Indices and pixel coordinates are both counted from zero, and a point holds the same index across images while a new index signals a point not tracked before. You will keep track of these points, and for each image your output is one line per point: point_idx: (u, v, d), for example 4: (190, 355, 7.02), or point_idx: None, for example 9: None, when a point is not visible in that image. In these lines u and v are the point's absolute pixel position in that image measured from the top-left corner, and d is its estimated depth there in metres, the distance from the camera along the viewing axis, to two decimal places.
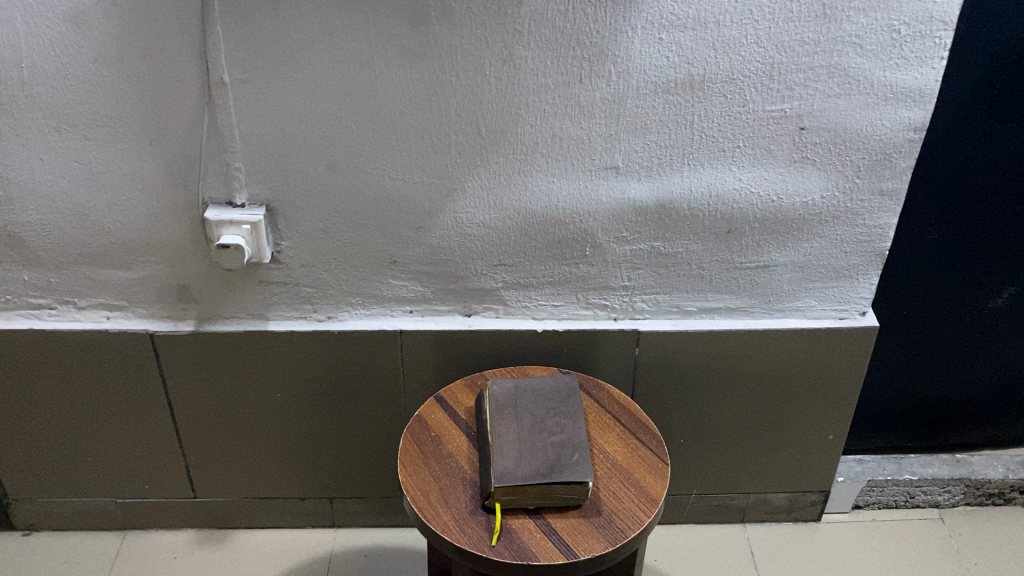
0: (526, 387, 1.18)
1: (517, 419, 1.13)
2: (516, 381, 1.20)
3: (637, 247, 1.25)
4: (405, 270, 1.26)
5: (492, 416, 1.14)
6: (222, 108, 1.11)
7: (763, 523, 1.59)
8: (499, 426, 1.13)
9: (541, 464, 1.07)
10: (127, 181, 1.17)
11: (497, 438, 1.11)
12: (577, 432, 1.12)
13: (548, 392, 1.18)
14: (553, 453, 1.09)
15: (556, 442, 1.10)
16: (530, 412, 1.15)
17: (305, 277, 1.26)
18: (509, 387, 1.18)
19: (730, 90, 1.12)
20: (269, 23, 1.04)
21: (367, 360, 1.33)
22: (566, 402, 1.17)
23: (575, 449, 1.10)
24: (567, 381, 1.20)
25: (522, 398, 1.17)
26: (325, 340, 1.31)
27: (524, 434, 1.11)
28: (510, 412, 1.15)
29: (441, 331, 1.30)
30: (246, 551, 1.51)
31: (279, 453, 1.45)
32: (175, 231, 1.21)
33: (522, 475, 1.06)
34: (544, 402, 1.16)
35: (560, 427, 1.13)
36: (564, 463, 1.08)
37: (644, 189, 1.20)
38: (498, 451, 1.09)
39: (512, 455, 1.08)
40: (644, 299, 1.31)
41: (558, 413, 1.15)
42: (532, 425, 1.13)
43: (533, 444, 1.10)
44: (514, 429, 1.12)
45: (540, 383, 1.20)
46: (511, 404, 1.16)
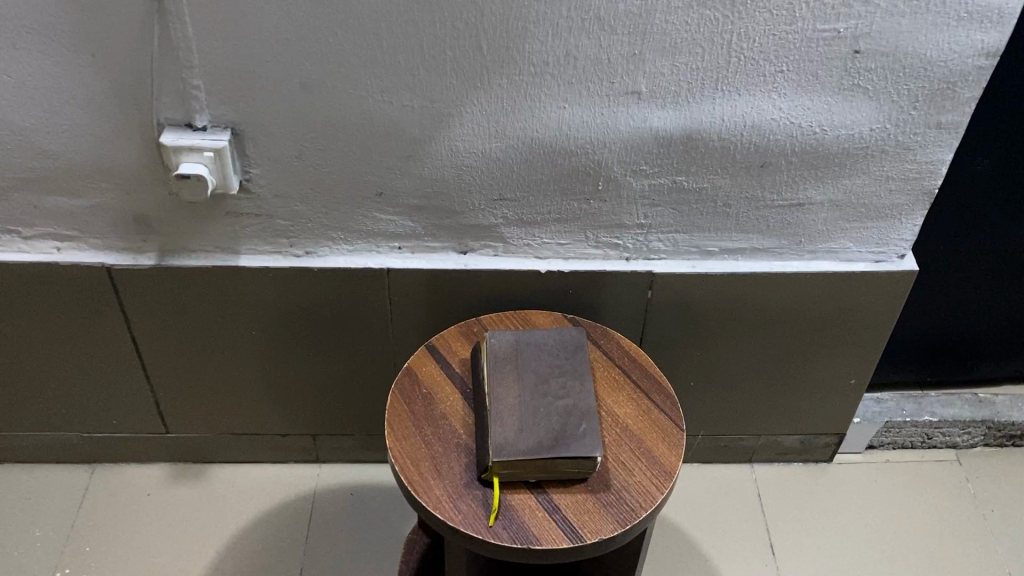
0: (529, 341, 1.06)
1: (519, 380, 1.02)
2: (518, 333, 1.07)
3: (657, 182, 1.10)
4: (393, 203, 1.11)
5: (491, 375, 1.02)
6: (174, 16, 0.93)
7: (770, 465, 1.51)
8: (500, 388, 1.01)
9: (546, 437, 0.96)
10: (67, 99, 1.00)
11: (497, 403, 0.99)
12: (586, 397, 1.01)
13: (552, 348, 1.06)
14: (560, 423, 0.98)
15: (563, 410, 0.99)
16: (533, 371, 1.03)
17: (280, 209, 1.12)
18: (510, 341, 1.06)
19: (777, 4, 0.94)
20: None
21: (350, 298, 1.20)
22: (573, 360, 1.05)
23: (584, 417, 0.98)
24: (575, 334, 1.08)
25: (524, 354, 1.05)
26: (302, 277, 1.17)
27: (527, 399, 1.00)
28: (511, 371, 1.03)
29: (432, 271, 1.16)
30: (225, 488, 1.42)
31: (256, 390, 1.34)
32: (128, 156, 1.05)
33: (524, 451, 0.95)
34: (549, 359, 1.04)
35: (567, 391, 1.01)
36: (572, 436, 0.96)
37: (669, 117, 1.04)
38: (497, 419, 0.98)
39: (513, 425, 0.97)
40: (661, 238, 1.17)
41: (565, 373, 1.03)
42: (537, 388, 1.01)
43: (537, 412, 0.99)
44: (516, 393, 1.01)
45: (544, 336, 1.07)
46: (512, 362, 1.04)
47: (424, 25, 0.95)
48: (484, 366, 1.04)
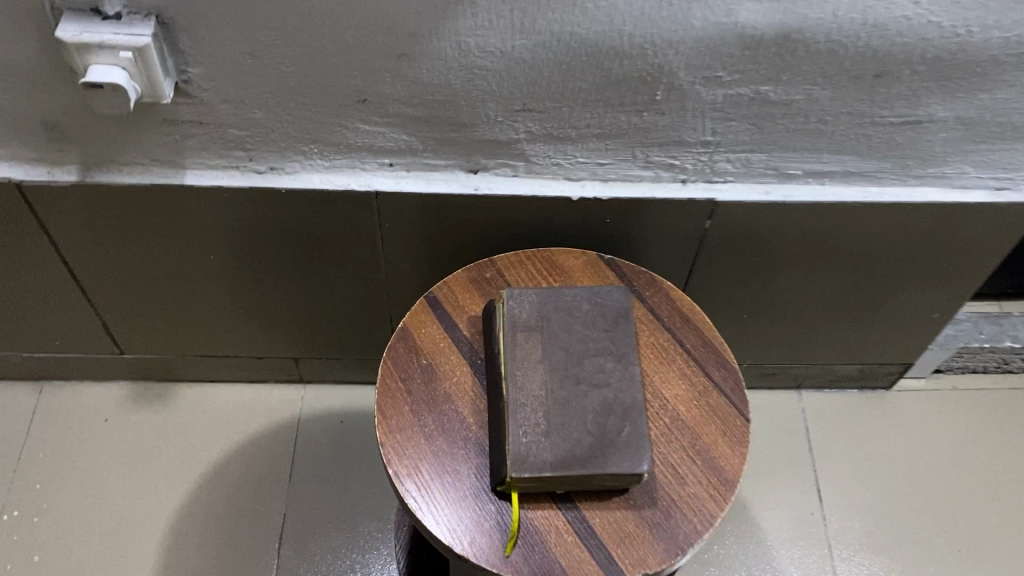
0: (556, 303, 0.83)
1: (545, 361, 0.80)
2: (543, 292, 0.84)
3: (734, 92, 0.82)
4: (381, 112, 0.84)
5: (508, 353, 0.80)
6: None
7: (820, 391, 1.31)
8: (520, 372, 0.79)
9: (581, 445, 0.75)
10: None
11: (517, 395, 0.78)
12: (631, 386, 0.79)
13: (587, 314, 0.83)
14: (598, 426, 0.76)
15: (601, 406, 0.77)
16: (563, 348, 0.81)
17: (233, 117, 0.84)
18: (534, 304, 0.83)
19: None
20: None
21: (329, 221, 0.96)
22: (613, 332, 0.82)
23: (628, 417, 0.77)
24: (615, 292, 0.85)
25: (551, 322, 0.82)
26: (268, 198, 0.92)
27: (555, 389, 0.78)
28: (534, 349, 0.80)
29: (433, 196, 0.91)
30: (194, 413, 1.23)
31: (221, 313, 1.12)
32: (17, 50, 0.77)
33: (553, 466, 0.74)
34: (583, 330, 0.82)
35: (607, 377, 0.79)
36: (613, 444, 0.75)
37: (762, 12, 0.74)
38: (517, 420, 0.76)
39: (537, 427, 0.76)
40: (730, 159, 0.90)
41: (604, 350, 0.81)
42: (567, 374, 0.79)
43: (567, 410, 0.77)
44: (541, 380, 0.79)
45: (576, 296, 0.84)
46: (536, 334, 0.81)
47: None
48: (499, 338, 0.82)
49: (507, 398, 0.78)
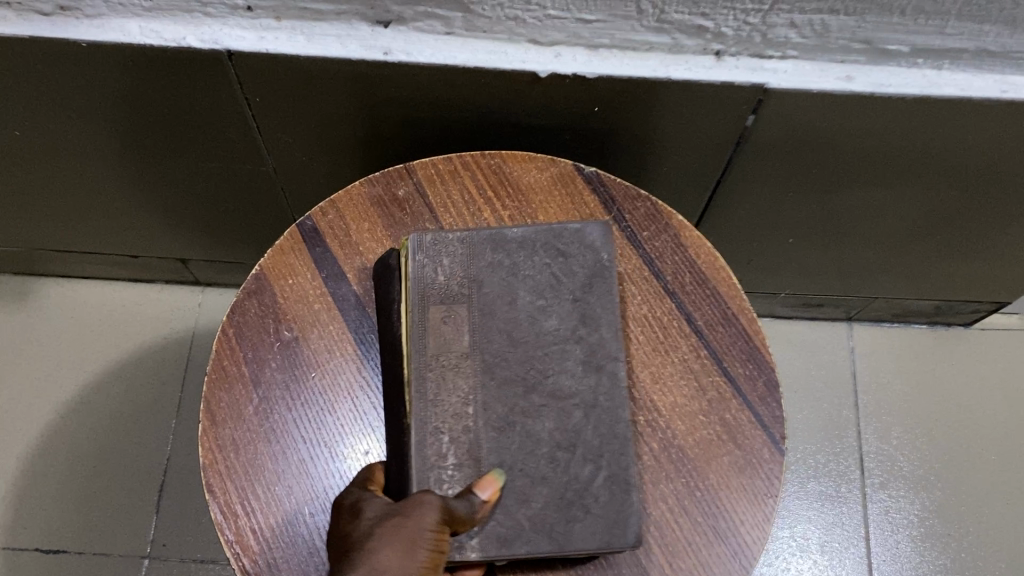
0: (493, 258, 0.53)
1: (473, 356, 0.50)
2: (469, 236, 0.53)
3: None
4: None
5: (416, 344, 0.51)
6: None
7: (879, 324, 1.00)
8: (433, 378, 0.50)
9: (529, 505, 0.48)
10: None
11: (428, 416, 0.49)
12: (611, 399, 0.50)
13: (542, 275, 0.52)
14: (556, 468, 0.48)
15: (564, 434, 0.49)
16: (505, 332, 0.51)
17: None
18: (457, 258, 0.53)
19: None
20: None
21: (177, 92, 0.63)
22: (584, 304, 0.52)
23: (603, 455, 0.49)
24: (585, 232, 0.54)
25: (484, 292, 0.52)
26: (73, 55, 0.60)
27: (489, 406, 0.50)
28: (456, 335, 0.51)
29: (319, 61, 0.58)
30: (63, 317, 0.96)
31: (68, 204, 0.81)
32: None
33: (483, 544, 0.47)
34: (534, 304, 0.52)
35: (575, 382, 0.50)
36: (577, 506, 0.48)
37: None
38: (428, 459, 0.48)
39: (461, 473, 0.48)
40: (796, 23, 0.55)
41: (571, 338, 0.51)
42: (511, 379, 0.50)
43: (507, 442, 0.49)
44: (467, 390, 0.50)
45: (525, 240, 0.53)
46: (460, 309, 0.51)
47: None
48: (403, 317, 0.52)
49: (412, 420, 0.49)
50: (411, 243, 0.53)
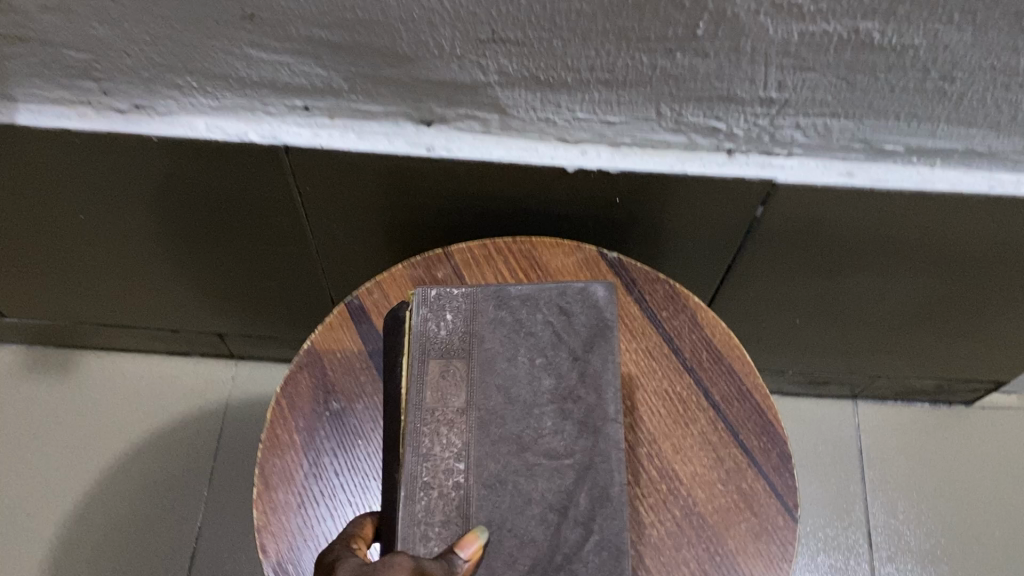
0: (495, 315, 0.56)
1: (469, 412, 0.53)
2: (468, 298, 0.56)
3: (821, 29, 0.52)
4: (277, 35, 0.55)
5: (412, 398, 0.53)
6: None
7: (883, 403, 1.04)
8: (426, 432, 0.52)
9: (518, 571, 0.49)
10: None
11: (420, 469, 0.51)
12: (610, 459, 0.52)
13: (539, 340, 0.55)
14: (546, 531, 0.50)
15: (559, 497, 0.51)
16: (502, 391, 0.54)
17: (63, 32, 0.57)
18: (457, 314, 0.55)
19: None
20: None
21: (232, 180, 0.69)
22: (584, 366, 0.54)
23: (595, 518, 0.51)
24: (590, 293, 0.57)
25: (484, 349, 0.55)
26: (144, 149, 0.66)
27: (482, 463, 0.52)
28: (455, 389, 0.53)
29: (368, 156, 0.64)
30: (102, 388, 1.00)
31: (118, 280, 0.86)
32: None
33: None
34: (532, 363, 0.54)
35: (573, 443, 0.52)
36: (569, 574, 0.49)
37: None
38: (416, 514, 0.50)
39: (450, 530, 0.50)
40: (800, 125, 0.61)
41: (567, 398, 0.54)
42: (507, 438, 0.52)
43: (498, 501, 0.51)
44: (461, 446, 0.52)
45: (525, 299, 0.56)
46: (458, 364, 0.54)
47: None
48: (401, 369, 0.55)
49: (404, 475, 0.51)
50: (416, 297, 0.56)
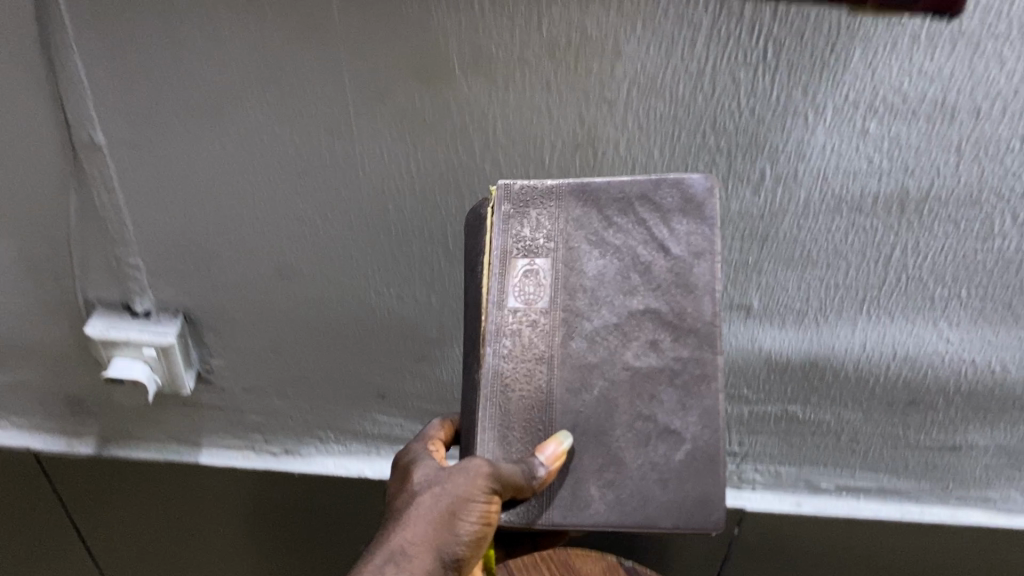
0: (582, 214, 0.57)
1: (553, 314, 0.56)
2: (561, 198, 0.58)
3: (762, 409, 0.80)
4: (400, 406, 0.83)
5: (494, 301, 0.56)
6: (101, 185, 0.67)
7: None
8: (508, 331, 0.56)
9: (603, 477, 0.53)
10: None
11: (503, 366, 0.55)
12: (699, 371, 0.54)
13: (621, 229, 0.57)
14: (636, 441, 0.54)
15: (643, 407, 0.54)
16: (582, 297, 0.56)
17: (252, 402, 0.84)
18: (544, 215, 0.57)
19: (968, 213, 0.64)
20: (164, 65, 0.59)
21: (346, 504, 0.92)
22: (673, 266, 0.56)
23: (688, 428, 0.54)
24: (686, 184, 0.57)
25: (569, 249, 0.57)
26: (286, 480, 0.90)
27: (565, 359, 0.55)
28: (539, 289, 0.56)
29: None
30: None
31: None
32: (52, 338, 0.79)
33: (551, 513, 0.53)
34: (621, 263, 0.56)
35: (660, 351, 0.55)
36: (657, 479, 0.53)
37: (790, 340, 0.74)
38: (495, 423, 0.55)
39: (529, 435, 0.55)
40: (759, 469, 0.87)
41: (652, 299, 0.55)
42: (588, 347, 0.55)
43: (579, 401, 0.55)
44: (543, 348, 0.56)
45: (622, 195, 0.57)
46: (542, 263, 0.57)
47: (444, 190, 0.66)
48: (483, 272, 0.57)
49: (484, 380, 0.55)
50: (499, 194, 0.58)
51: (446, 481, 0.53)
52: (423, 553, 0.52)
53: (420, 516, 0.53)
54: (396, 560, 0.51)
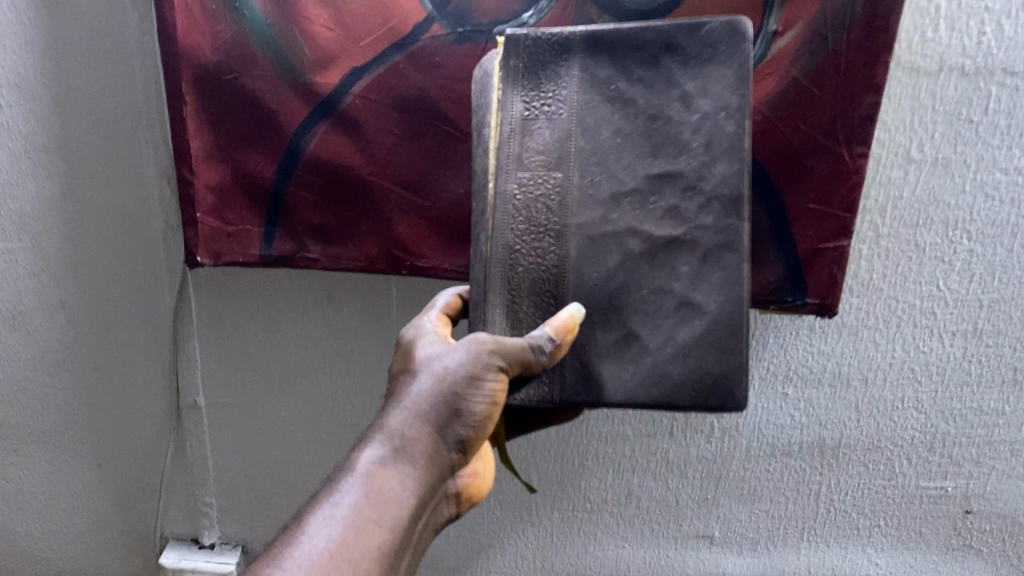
0: (601, 73, 0.54)
1: (566, 176, 0.54)
2: (573, 63, 0.54)
3: None
4: None
5: (503, 160, 0.53)
6: (194, 435, 0.85)
7: None
8: (518, 189, 0.54)
9: (618, 355, 0.54)
10: (55, 511, 0.90)
11: (515, 233, 0.54)
12: (722, 236, 0.53)
13: (642, 90, 0.53)
14: (653, 311, 0.53)
15: (659, 279, 0.53)
16: (595, 158, 0.54)
17: None
18: (561, 70, 0.54)
19: (873, 458, 0.82)
20: (260, 341, 0.80)
21: None
22: (700, 130, 0.52)
23: (710, 302, 0.53)
24: (719, 30, 0.52)
25: (585, 110, 0.54)
26: None
27: (579, 222, 0.54)
28: (551, 146, 0.54)
29: None
30: None
31: None
32: (126, 568, 0.92)
33: (562, 391, 0.54)
34: (642, 118, 0.53)
35: (682, 217, 0.53)
36: (669, 360, 0.53)
37: (746, 563, 0.89)
38: (506, 290, 0.54)
39: (540, 307, 0.54)
40: None
41: (673, 160, 0.53)
42: (602, 215, 0.54)
43: (593, 273, 0.54)
44: (555, 211, 0.54)
45: (643, 46, 0.53)
46: (554, 120, 0.54)
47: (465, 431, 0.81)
48: (491, 127, 0.54)
49: (491, 245, 0.53)
50: (509, 47, 0.54)
51: (451, 358, 0.50)
52: (425, 435, 0.49)
53: (423, 396, 0.50)
54: (398, 443, 0.49)
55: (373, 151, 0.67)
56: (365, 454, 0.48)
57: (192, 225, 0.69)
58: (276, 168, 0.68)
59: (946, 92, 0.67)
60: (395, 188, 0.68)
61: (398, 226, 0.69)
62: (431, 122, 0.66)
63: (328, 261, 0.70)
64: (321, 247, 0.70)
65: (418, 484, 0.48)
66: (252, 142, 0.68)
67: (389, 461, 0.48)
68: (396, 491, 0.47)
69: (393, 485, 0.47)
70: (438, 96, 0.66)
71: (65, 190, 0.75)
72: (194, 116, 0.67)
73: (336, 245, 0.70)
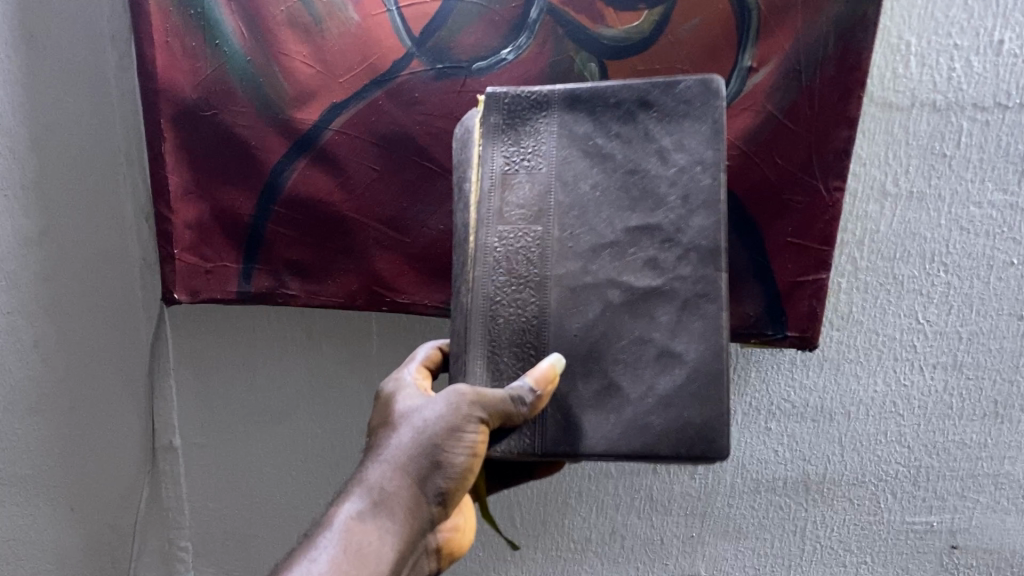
0: (578, 128, 0.53)
1: (545, 231, 0.53)
2: (551, 119, 0.54)
3: None
4: None
5: (482, 213, 0.53)
6: (172, 477, 0.83)
7: None
8: (497, 244, 0.52)
9: (599, 405, 0.51)
10: (20, 564, 0.86)
11: (494, 285, 0.52)
12: (702, 287, 0.51)
13: (619, 146, 0.53)
14: (632, 366, 0.51)
15: (638, 330, 0.51)
16: (574, 213, 0.53)
17: None
18: (540, 124, 0.54)
19: (858, 493, 0.81)
20: (241, 380, 0.79)
21: None
22: (677, 183, 0.51)
23: (690, 351, 0.50)
24: (695, 88, 0.52)
25: (564, 164, 0.53)
26: None
27: (559, 275, 0.52)
28: (531, 199, 0.53)
29: None
30: None
31: None
32: None
33: (543, 442, 0.51)
34: (623, 168, 0.52)
35: (661, 268, 0.51)
36: (649, 411, 0.50)
37: None
38: (488, 340, 0.52)
39: (520, 356, 0.52)
40: None
41: (650, 214, 0.52)
42: (582, 267, 0.52)
43: (574, 324, 0.52)
44: (535, 266, 0.52)
45: (619, 104, 0.53)
46: (533, 176, 0.53)
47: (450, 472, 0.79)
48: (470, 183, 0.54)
49: (471, 296, 0.52)
50: (488, 101, 0.55)
51: (431, 409, 0.49)
52: (404, 488, 0.48)
53: (400, 450, 0.49)
54: (376, 496, 0.48)
55: (352, 187, 0.67)
56: (344, 510, 0.47)
57: (170, 261, 0.69)
58: (255, 203, 0.68)
59: (919, 127, 0.68)
60: (375, 224, 0.68)
61: (378, 262, 0.68)
62: (411, 159, 0.66)
63: (307, 297, 0.70)
64: (300, 283, 0.69)
65: (398, 539, 0.47)
66: (230, 179, 0.68)
67: (367, 516, 0.47)
68: (375, 548, 0.46)
69: (372, 542, 0.46)
70: (418, 133, 0.66)
71: (43, 227, 0.74)
72: (171, 152, 0.67)
73: (315, 281, 0.69)
